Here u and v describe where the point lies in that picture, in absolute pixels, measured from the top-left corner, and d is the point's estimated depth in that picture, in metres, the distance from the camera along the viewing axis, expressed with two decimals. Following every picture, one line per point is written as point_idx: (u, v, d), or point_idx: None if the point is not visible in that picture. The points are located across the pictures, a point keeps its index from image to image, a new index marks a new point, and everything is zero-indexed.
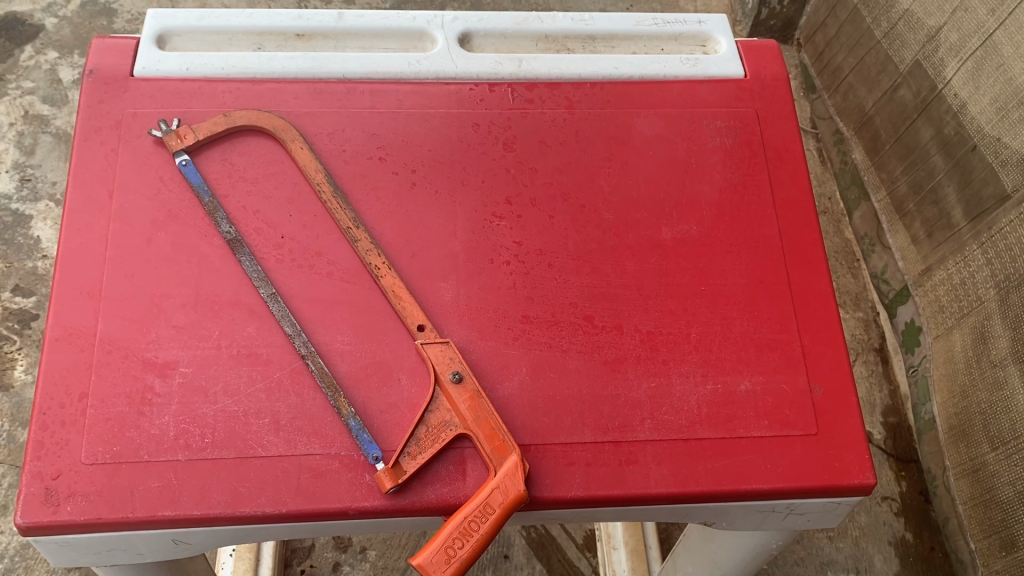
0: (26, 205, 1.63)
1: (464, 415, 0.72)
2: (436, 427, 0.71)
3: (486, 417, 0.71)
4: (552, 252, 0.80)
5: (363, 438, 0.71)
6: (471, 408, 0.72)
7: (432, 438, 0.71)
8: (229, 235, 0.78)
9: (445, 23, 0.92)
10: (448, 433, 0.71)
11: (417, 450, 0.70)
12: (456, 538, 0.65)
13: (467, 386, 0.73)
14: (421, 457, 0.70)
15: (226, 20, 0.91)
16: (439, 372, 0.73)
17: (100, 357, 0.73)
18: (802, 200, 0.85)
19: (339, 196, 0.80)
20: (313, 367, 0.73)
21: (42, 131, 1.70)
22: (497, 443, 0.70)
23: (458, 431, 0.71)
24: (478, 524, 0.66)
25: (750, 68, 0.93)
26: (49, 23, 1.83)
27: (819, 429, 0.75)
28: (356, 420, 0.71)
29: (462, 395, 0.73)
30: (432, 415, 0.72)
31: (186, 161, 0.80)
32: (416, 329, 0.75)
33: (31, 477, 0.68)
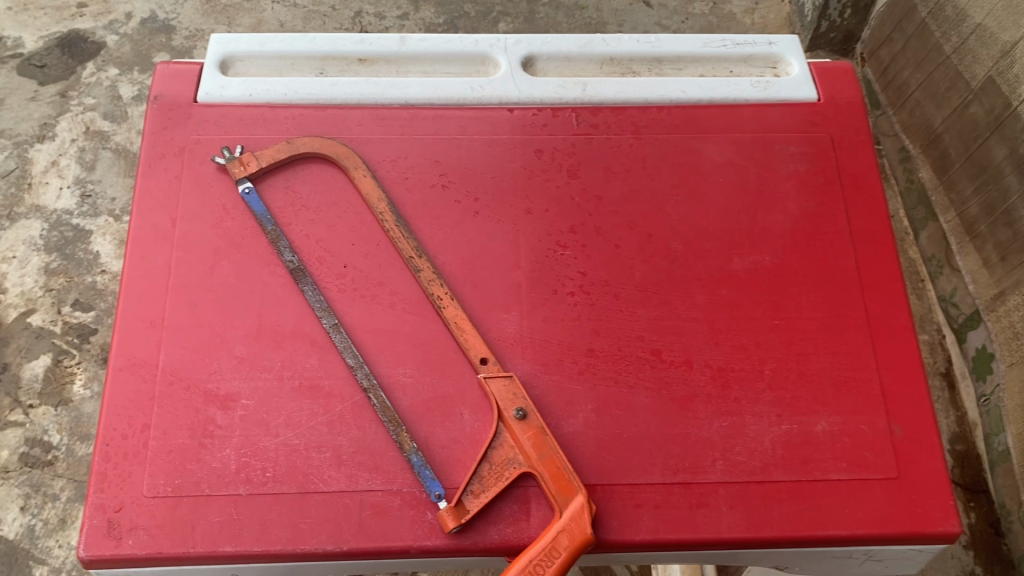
0: (85, 220, 1.54)
1: (528, 453, 0.70)
2: (499, 465, 0.70)
3: (552, 456, 0.69)
4: (618, 284, 0.78)
5: (426, 476, 0.69)
6: (537, 444, 0.70)
7: (496, 476, 0.69)
8: (292, 264, 0.77)
9: (508, 47, 0.91)
10: (512, 471, 0.69)
11: (480, 489, 0.69)
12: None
13: (532, 422, 0.71)
14: (484, 496, 0.68)
15: (289, 45, 0.90)
16: (502, 408, 0.71)
17: (162, 388, 0.72)
18: (879, 229, 0.81)
19: (401, 224, 0.79)
20: (375, 401, 0.72)
21: (102, 146, 1.61)
22: (562, 483, 0.68)
23: (522, 469, 0.69)
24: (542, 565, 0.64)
25: (824, 90, 0.89)
26: (110, 41, 1.74)
27: (900, 472, 0.72)
28: (418, 456, 0.70)
29: (526, 431, 0.70)
30: (495, 452, 0.70)
31: (248, 189, 0.80)
32: (479, 363, 0.73)
33: (95, 509, 0.68)
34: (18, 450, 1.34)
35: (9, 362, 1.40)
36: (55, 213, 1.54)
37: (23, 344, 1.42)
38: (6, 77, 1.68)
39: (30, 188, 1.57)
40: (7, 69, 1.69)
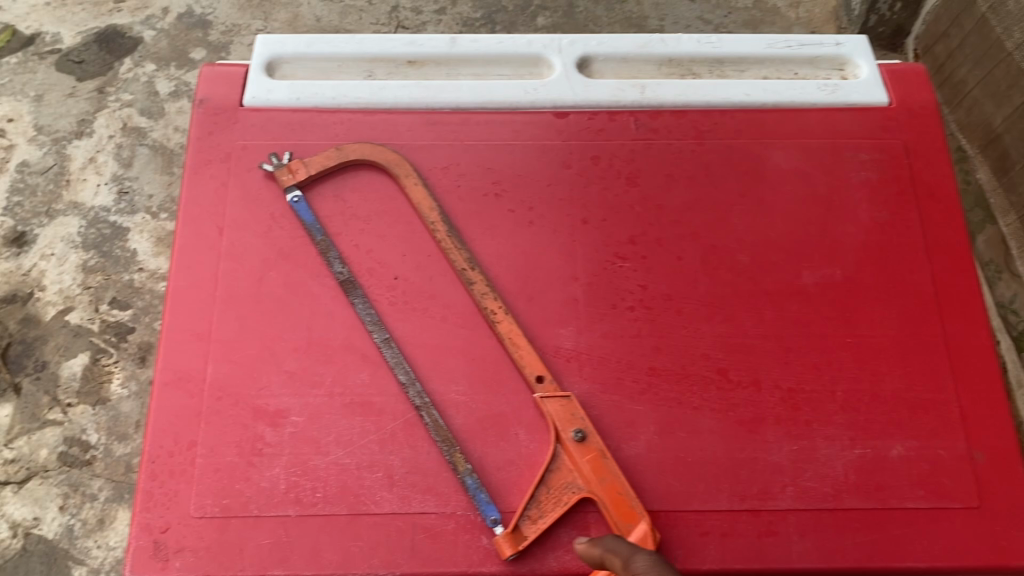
0: (123, 218, 1.27)
1: (588, 477, 0.66)
2: (558, 489, 0.67)
3: (613, 481, 0.66)
4: (681, 298, 0.74)
5: (482, 498, 0.67)
6: (597, 468, 0.67)
7: (554, 500, 0.66)
8: (343, 276, 0.74)
9: (563, 48, 0.88)
10: (572, 496, 0.66)
11: (537, 514, 0.66)
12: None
13: (592, 444, 0.68)
14: (541, 522, 0.65)
15: (337, 46, 0.87)
16: (560, 429, 0.68)
17: (209, 404, 0.70)
18: (957, 243, 0.77)
19: (454, 236, 0.76)
20: (427, 420, 0.69)
21: (140, 143, 1.34)
22: (625, 511, 0.65)
23: (581, 494, 0.66)
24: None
25: (895, 94, 0.85)
26: (148, 36, 1.45)
27: (981, 501, 0.68)
28: (473, 478, 0.67)
29: (586, 454, 0.67)
30: (552, 474, 0.67)
31: (298, 198, 0.77)
32: (535, 381, 0.70)
33: (141, 529, 0.66)
34: (57, 449, 1.11)
35: (46, 362, 1.17)
36: (92, 210, 1.28)
37: (62, 343, 1.18)
38: (41, 73, 1.40)
39: (68, 184, 1.30)
40: (41, 67, 1.41)
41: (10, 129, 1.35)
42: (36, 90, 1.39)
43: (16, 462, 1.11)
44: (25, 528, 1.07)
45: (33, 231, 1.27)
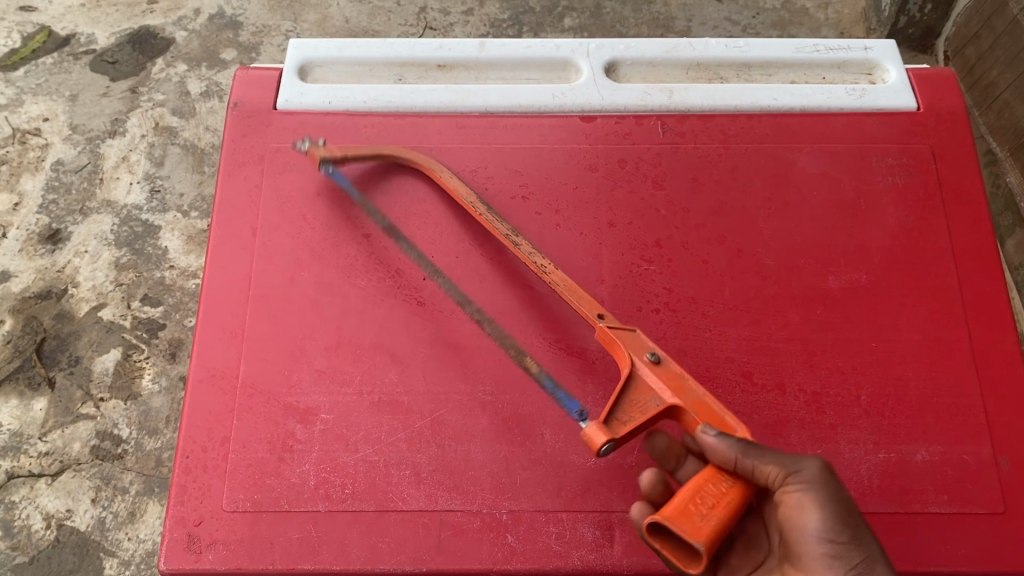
0: (155, 216, 1.30)
1: (670, 389, 0.64)
2: (639, 404, 0.64)
3: (699, 394, 0.63)
4: (706, 302, 0.75)
5: (562, 397, 0.69)
6: (680, 383, 0.64)
7: (637, 413, 0.63)
8: (383, 223, 0.78)
9: (590, 52, 0.89)
10: (653, 412, 0.63)
11: (620, 420, 0.63)
12: (703, 496, 0.56)
13: (672, 366, 0.66)
14: (625, 426, 0.62)
15: (368, 50, 0.89)
16: (633, 354, 0.66)
17: (242, 401, 0.72)
18: (985, 248, 0.77)
19: (494, 214, 0.77)
20: (490, 329, 0.73)
21: (172, 143, 1.36)
22: (714, 419, 0.62)
23: (665, 402, 0.63)
24: (717, 493, 0.57)
25: (924, 99, 0.85)
26: (180, 37, 1.48)
27: (1006, 507, 0.68)
28: (548, 378, 0.70)
29: (666, 372, 0.65)
30: (630, 395, 0.64)
31: (333, 172, 0.80)
32: (596, 318, 0.69)
33: (175, 522, 0.68)
34: (89, 443, 1.13)
35: (79, 356, 1.18)
36: (125, 208, 1.30)
37: (95, 338, 1.20)
38: (77, 74, 1.43)
39: (101, 183, 1.33)
40: (77, 67, 1.44)
41: (46, 129, 1.38)
42: (71, 90, 1.41)
43: (50, 454, 1.13)
44: (58, 519, 1.09)
45: (68, 229, 1.29)
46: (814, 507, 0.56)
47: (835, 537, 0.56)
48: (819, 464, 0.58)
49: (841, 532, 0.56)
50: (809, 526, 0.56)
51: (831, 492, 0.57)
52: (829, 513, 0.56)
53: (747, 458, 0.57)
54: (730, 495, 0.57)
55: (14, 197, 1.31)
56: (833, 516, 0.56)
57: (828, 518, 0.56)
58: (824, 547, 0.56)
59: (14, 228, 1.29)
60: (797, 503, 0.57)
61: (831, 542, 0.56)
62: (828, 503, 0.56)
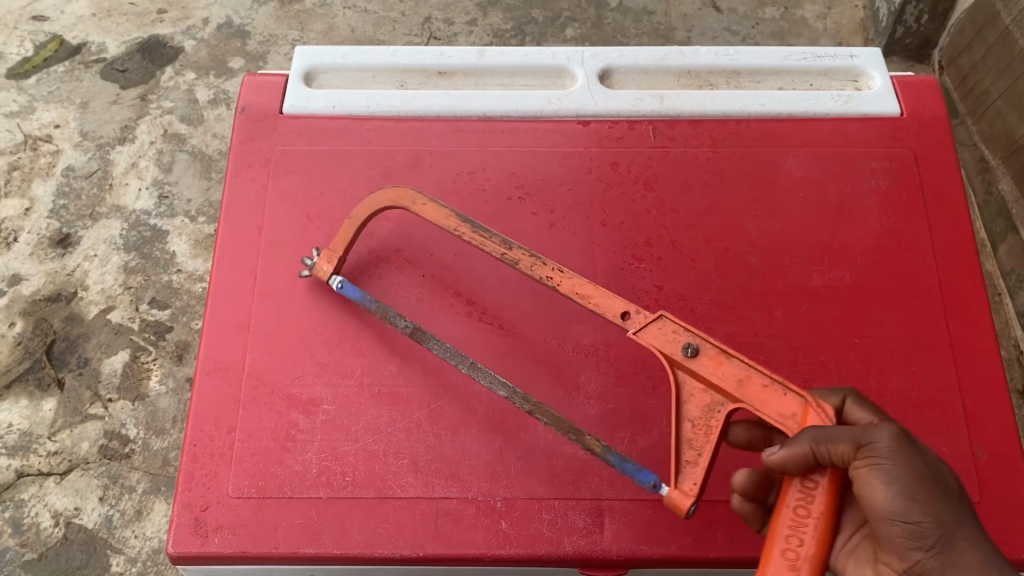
0: (163, 221, 1.33)
1: (723, 386, 0.61)
2: (702, 418, 0.62)
3: (751, 377, 0.61)
4: (694, 299, 0.77)
5: (631, 468, 0.65)
6: (730, 371, 0.62)
7: (703, 430, 0.62)
8: (408, 328, 0.74)
9: (585, 60, 0.92)
10: (719, 417, 0.62)
11: (694, 458, 0.61)
12: (790, 526, 0.55)
13: (712, 350, 0.63)
14: (701, 465, 0.61)
15: (370, 58, 0.92)
16: (670, 355, 0.64)
17: (247, 392, 0.75)
18: (964, 248, 0.80)
19: (479, 229, 0.73)
20: (545, 418, 0.69)
21: (180, 149, 1.39)
22: (776, 402, 0.60)
23: (728, 408, 0.62)
24: (805, 509, 0.55)
25: (906, 105, 0.88)
26: (189, 45, 1.51)
27: (983, 496, 0.70)
28: (614, 455, 0.66)
29: (709, 364, 0.62)
30: (688, 404, 0.63)
31: (341, 283, 0.76)
32: (622, 320, 0.66)
33: (182, 507, 0.71)
34: (97, 442, 1.16)
35: (88, 358, 1.21)
36: (134, 213, 1.34)
37: (104, 340, 1.23)
38: (88, 81, 1.46)
39: (110, 189, 1.36)
40: (87, 75, 1.47)
41: (58, 135, 1.41)
42: (82, 97, 1.45)
43: (59, 454, 1.15)
44: (66, 517, 1.12)
45: (78, 234, 1.33)
46: (884, 485, 0.52)
47: (915, 508, 0.51)
48: (892, 430, 0.53)
49: (923, 503, 0.51)
50: (885, 505, 0.52)
51: (907, 461, 0.52)
52: (903, 487, 0.52)
53: (818, 445, 0.54)
54: (818, 502, 0.55)
55: (25, 202, 1.35)
56: (913, 488, 0.52)
57: (904, 491, 0.52)
58: (906, 523, 0.52)
59: (26, 232, 1.32)
60: (866, 481, 0.53)
61: (911, 519, 0.51)
62: (902, 474, 0.52)
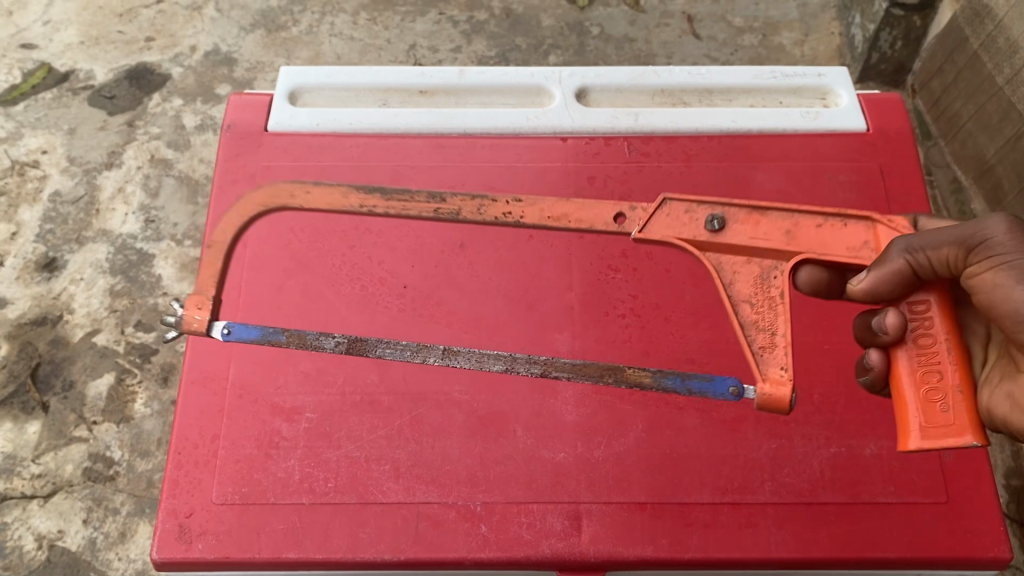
0: (149, 245, 1.35)
1: (771, 244, 0.65)
2: (759, 291, 0.65)
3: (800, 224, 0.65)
4: (669, 307, 0.80)
5: (699, 386, 0.72)
6: (771, 228, 0.65)
7: (766, 303, 0.65)
8: (344, 341, 0.76)
9: (562, 79, 0.95)
10: (776, 281, 0.65)
11: (769, 340, 0.64)
12: (924, 375, 0.61)
13: (743, 212, 0.66)
14: (778, 346, 0.63)
15: (354, 77, 0.95)
16: (698, 237, 0.67)
17: (231, 401, 0.76)
18: None
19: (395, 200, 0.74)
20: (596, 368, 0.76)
21: (167, 174, 1.41)
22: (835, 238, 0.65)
23: (785, 269, 0.65)
24: (930, 337, 0.61)
25: (873, 121, 0.91)
26: (176, 72, 1.53)
27: (949, 497, 0.72)
28: (674, 378, 0.72)
29: (745, 227, 0.66)
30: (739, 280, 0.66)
31: (226, 329, 0.75)
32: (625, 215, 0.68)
33: (167, 514, 0.72)
34: (82, 465, 1.17)
35: (73, 381, 1.22)
36: (120, 237, 1.35)
37: (89, 363, 1.24)
38: (76, 108, 1.48)
39: (97, 214, 1.38)
40: (75, 102, 1.49)
41: (45, 160, 1.43)
42: (69, 123, 1.46)
43: (43, 476, 1.16)
44: (50, 540, 1.12)
45: (64, 257, 1.34)
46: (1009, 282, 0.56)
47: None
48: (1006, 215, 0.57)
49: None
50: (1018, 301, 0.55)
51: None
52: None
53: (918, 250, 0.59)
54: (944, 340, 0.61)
55: (12, 227, 1.36)
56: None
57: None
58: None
59: (12, 256, 1.33)
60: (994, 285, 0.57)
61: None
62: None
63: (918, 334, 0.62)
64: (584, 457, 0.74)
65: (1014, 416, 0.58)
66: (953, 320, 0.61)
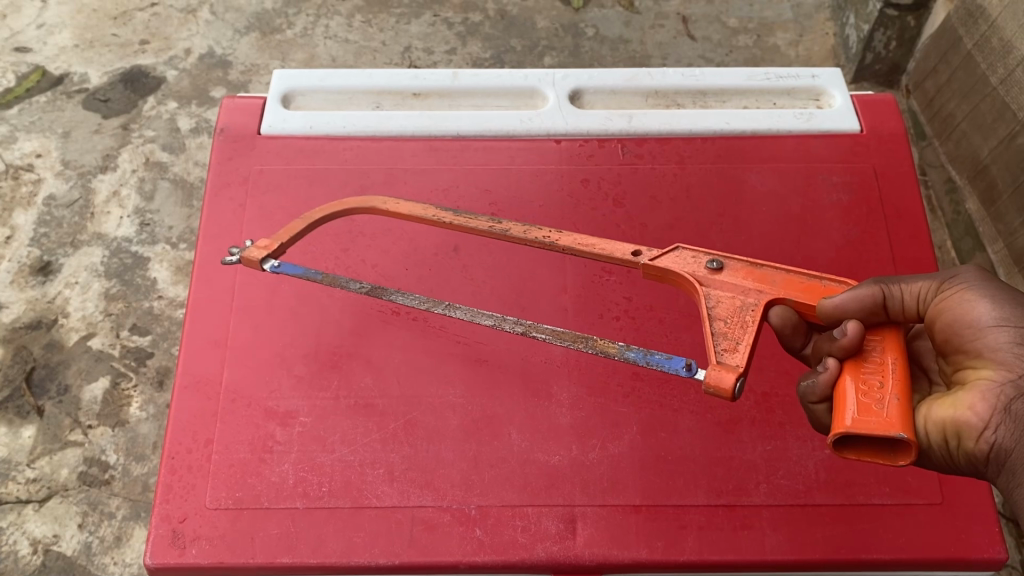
0: (144, 248, 1.34)
1: (756, 284, 0.64)
2: (734, 315, 0.64)
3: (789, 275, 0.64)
4: (663, 309, 0.80)
5: (659, 359, 0.65)
6: (761, 274, 0.65)
7: (737, 326, 0.63)
8: (364, 288, 0.77)
9: (556, 81, 0.95)
10: (752, 313, 0.63)
11: (732, 346, 0.61)
12: (867, 379, 0.57)
13: (740, 264, 0.66)
14: (740, 350, 0.61)
15: (347, 80, 0.95)
16: (693, 271, 0.67)
17: (225, 406, 0.76)
18: (924, 260, 0.82)
19: (461, 215, 0.77)
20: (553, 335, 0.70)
21: (162, 177, 1.41)
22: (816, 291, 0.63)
23: (763, 301, 0.63)
24: (877, 357, 0.58)
25: (866, 122, 0.91)
26: (171, 75, 1.53)
27: (944, 499, 0.72)
28: (634, 353, 0.67)
29: (737, 273, 0.66)
30: (717, 308, 0.64)
31: (275, 265, 0.77)
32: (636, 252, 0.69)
33: (161, 519, 0.72)
34: (77, 469, 1.16)
35: (68, 385, 1.22)
36: (115, 240, 1.35)
37: (84, 367, 1.23)
38: (70, 112, 1.48)
39: (92, 217, 1.37)
40: (69, 105, 1.49)
41: (39, 164, 1.42)
42: (64, 127, 1.46)
43: (38, 481, 1.15)
44: (45, 544, 1.11)
45: (59, 261, 1.33)
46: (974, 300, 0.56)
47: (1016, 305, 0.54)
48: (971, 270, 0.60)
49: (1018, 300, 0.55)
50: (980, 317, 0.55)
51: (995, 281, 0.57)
52: (998, 293, 0.55)
53: (890, 284, 0.60)
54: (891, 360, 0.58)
55: (6, 231, 1.36)
56: (1005, 291, 0.55)
57: (1001, 296, 0.55)
58: (992, 409, 0.53)
59: (6, 260, 1.33)
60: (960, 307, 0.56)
61: (1007, 326, 0.54)
62: (988, 287, 0.56)
63: (866, 356, 0.58)
64: (578, 460, 0.74)
65: (961, 419, 0.54)
66: (903, 351, 0.59)
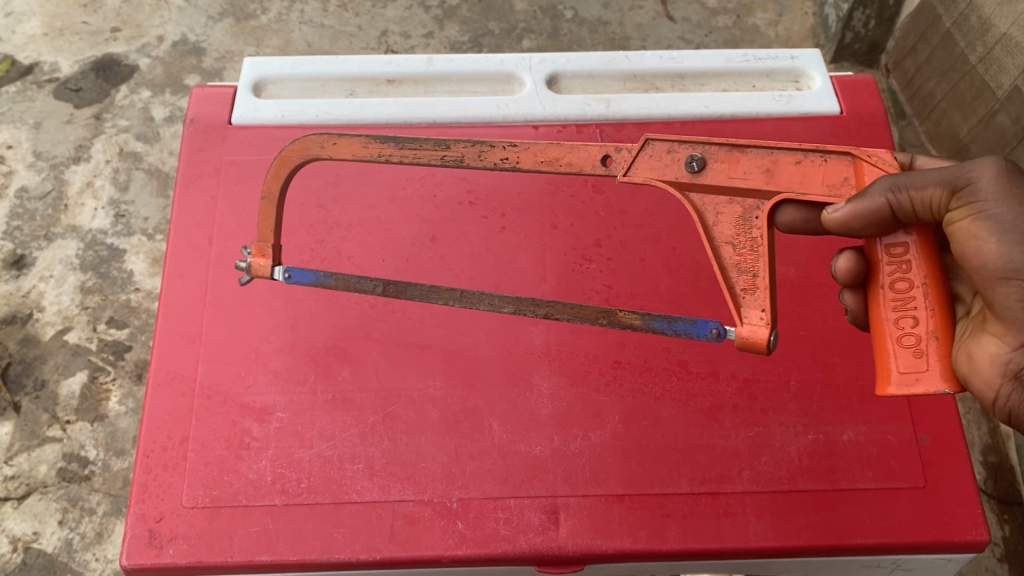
0: (120, 239, 1.32)
1: (751, 184, 0.60)
2: (740, 232, 0.61)
3: (778, 160, 0.59)
4: (643, 297, 0.79)
5: (686, 326, 0.67)
6: (750, 168, 0.60)
7: (749, 245, 0.61)
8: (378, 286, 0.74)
9: (533, 66, 0.93)
10: (756, 222, 0.60)
11: (750, 283, 0.60)
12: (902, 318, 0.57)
13: (721, 153, 0.61)
14: (760, 289, 0.59)
15: (321, 67, 0.93)
16: (680, 175, 0.62)
17: (200, 402, 0.75)
18: None
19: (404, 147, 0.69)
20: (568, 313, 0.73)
21: (136, 167, 1.38)
22: (815, 175, 0.59)
23: (765, 208, 0.60)
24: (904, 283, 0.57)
25: (845, 103, 0.90)
26: (144, 63, 1.50)
27: (926, 482, 0.72)
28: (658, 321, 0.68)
29: (724, 167, 0.61)
30: (719, 227, 0.61)
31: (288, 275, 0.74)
32: (607, 161, 0.64)
33: (136, 519, 0.70)
34: (56, 465, 1.14)
35: (45, 380, 1.20)
36: (90, 232, 1.33)
37: (60, 362, 1.21)
38: (41, 102, 1.45)
39: (65, 209, 1.35)
40: (40, 95, 1.45)
41: (10, 156, 1.39)
42: (35, 117, 1.43)
43: (16, 478, 1.14)
44: (25, 542, 1.10)
45: (32, 254, 1.31)
46: (985, 233, 0.51)
47: None
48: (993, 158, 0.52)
49: None
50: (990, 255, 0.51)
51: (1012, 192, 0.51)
52: (1007, 226, 0.50)
53: (899, 190, 0.54)
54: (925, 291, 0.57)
55: None
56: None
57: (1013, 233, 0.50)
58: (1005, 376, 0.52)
59: None
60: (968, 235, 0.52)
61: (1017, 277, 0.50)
62: (1005, 213, 0.51)
63: (898, 274, 0.58)
64: (560, 451, 0.73)
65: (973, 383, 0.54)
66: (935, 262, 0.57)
